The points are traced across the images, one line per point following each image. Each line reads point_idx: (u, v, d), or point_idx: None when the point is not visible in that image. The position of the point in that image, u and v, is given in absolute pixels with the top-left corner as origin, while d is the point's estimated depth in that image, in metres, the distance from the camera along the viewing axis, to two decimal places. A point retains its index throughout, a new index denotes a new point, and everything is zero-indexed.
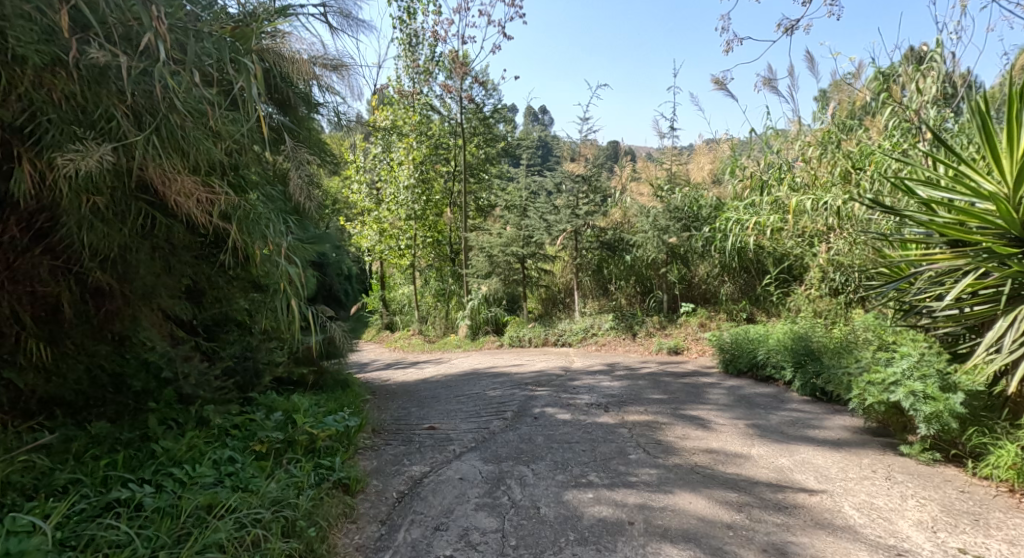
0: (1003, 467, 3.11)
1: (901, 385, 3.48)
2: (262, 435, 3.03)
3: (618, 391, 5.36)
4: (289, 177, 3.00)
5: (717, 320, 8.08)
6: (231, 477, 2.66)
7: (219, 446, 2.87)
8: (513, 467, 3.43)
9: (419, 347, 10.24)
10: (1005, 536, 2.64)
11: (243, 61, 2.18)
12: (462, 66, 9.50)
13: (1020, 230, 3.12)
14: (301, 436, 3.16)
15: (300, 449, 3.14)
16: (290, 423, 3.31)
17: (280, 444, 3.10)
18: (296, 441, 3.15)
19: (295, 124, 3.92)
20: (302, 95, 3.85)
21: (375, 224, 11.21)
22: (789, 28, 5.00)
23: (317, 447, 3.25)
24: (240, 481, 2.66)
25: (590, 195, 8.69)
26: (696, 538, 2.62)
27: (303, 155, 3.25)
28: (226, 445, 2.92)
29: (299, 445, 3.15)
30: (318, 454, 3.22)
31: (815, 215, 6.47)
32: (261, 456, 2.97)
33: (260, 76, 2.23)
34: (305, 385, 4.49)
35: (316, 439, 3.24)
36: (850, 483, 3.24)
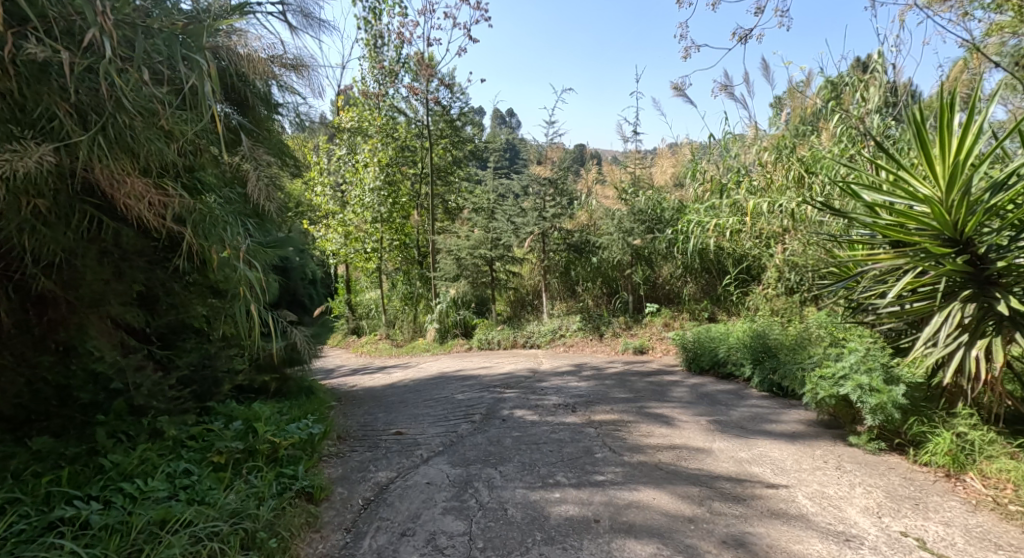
0: (942, 454, 3.30)
1: (849, 378, 3.66)
2: (220, 445, 2.94)
3: (585, 391, 5.44)
4: (247, 179, 2.93)
5: (680, 320, 8.27)
6: (186, 490, 2.58)
7: (173, 458, 2.78)
8: (481, 470, 3.44)
9: (386, 352, 10.13)
10: (942, 519, 2.81)
11: (196, 59, 2.10)
12: (428, 68, 9.44)
13: (952, 231, 3.32)
14: (263, 445, 3.09)
15: (262, 458, 3.06)
16: (251, 432, 3.23)
17: (240, 454, 3.02)
18: (257, 451, 3.07)
19: (253, 126, 3.83)
20: (261, 95, 3.77)
21: (340, 227, 11.06)
22: (743, 37, 5.20)
23: (280, 456, 3.18)
24: (196, 494, 2.58)
25: (557, 197, 8.78)
26: (660, 533, 2.69)
27: (260, 157, 3.18)
28: (181, 457, 2.82)
29: (260, 454, 3.07)
30: (280, 463, 3.15)
31: (771, 217, 6.72)
32: (219, 467, 2.88)
33: (214, 75, 2.14)
34: (266, 392, 4.39)
35: (278, 448, 3.17)
36: (803, 473, 3.38)
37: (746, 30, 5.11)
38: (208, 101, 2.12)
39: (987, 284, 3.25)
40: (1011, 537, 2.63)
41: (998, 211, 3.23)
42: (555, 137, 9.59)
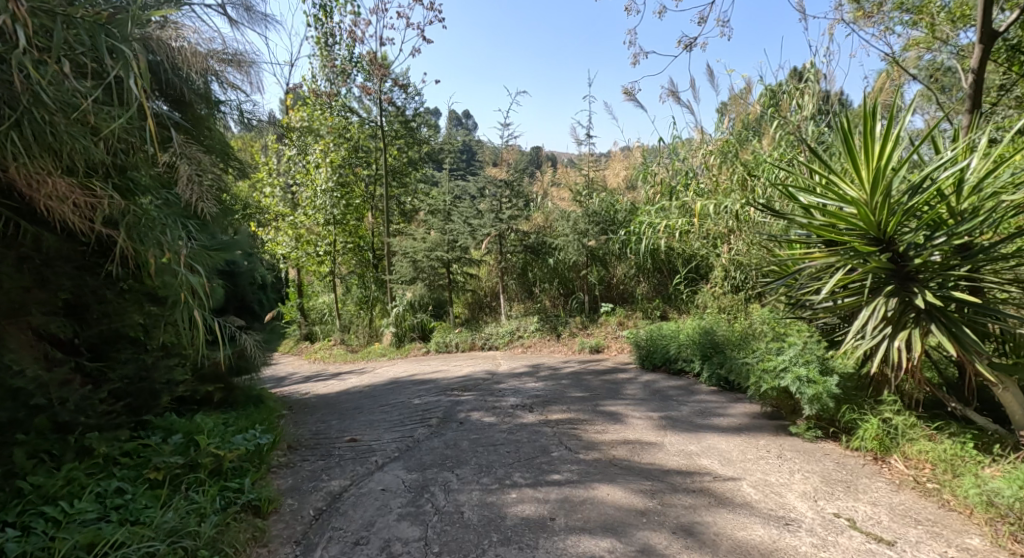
0: (870, 439, 3.53)
1: (789, 370, 3.88)
2: (158, 461, 2.81)
3: (542, 391, 5.50)
4: (178, 174, 2.86)
5: (634, 318, 8.45)
6: (119, 510, 2.47)
7: (104, 477, 2.64)
8: (437, 474, 3.43)
9: (341, 357, 9.88)
10: (870, 499, 3.01)
11: (121, 47, 1.97)
12: (381, 68, 9.29)
13: (877, 231, 3.54)
14: (206, 458, 2.96)
15: (204, 472, 2.94)
16: (192, 445, 3.09)
17: (180, 468, 2.89)
18: (200, 464, 2.95)
19: (193, 125, 3.68)
20: (201, 93, 3.65)
21: (291, 230, 10.74)
22: (690, 44, 5.39)
23: (224, 469, 3.06)
24: (130, 514, 2.46)
25: (513, 199, 8.81)
26: (613, 528, 2.75)
27: (197, 157, 3.05)
28: (113, 475, 2.69)
29: (203, 468, 2.95)
30: (224, 477, 3.04)
31: (717, 218, 6.97)
32: (156, 484, 2.75)
33: (143, 68, 2.00)
34: (210, 403, 4.20)
35: (222, 460, 3.05)
36: (747, 463, 3.54)
37: (692, 38, 5.31)
38: (133, 91, 1.94)
39: (907, 280, 3.50)
40: (929, 512, 2.85)
41: (915, 212, 3.47)
42: (511, 138, 9.62)
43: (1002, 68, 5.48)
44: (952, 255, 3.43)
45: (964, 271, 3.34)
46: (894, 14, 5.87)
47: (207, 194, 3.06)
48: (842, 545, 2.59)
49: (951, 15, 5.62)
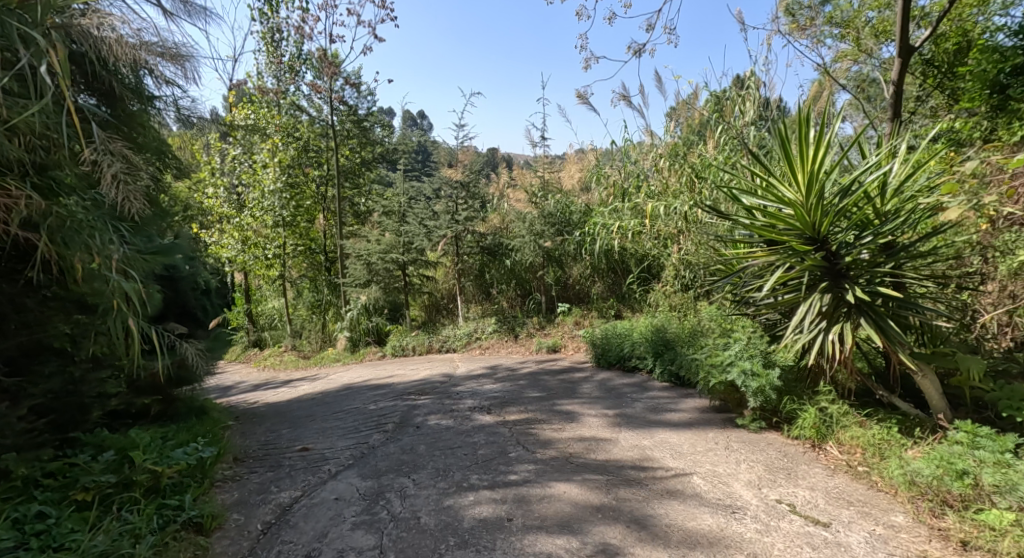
0: (809, 428, 3.73)
1: (734, 364, 4.07)
2: (86, 481, 2.68)
3: (499, 393, 5.53)
4: (100, 173, 2.72)
5: (590, 317, 8.60)
6: (40, 537, 2.35)
7: (24, 502, 2.50)
8: (393, 480, 3.40)
9: (292, 364, 9.56)
10: (808, 484, 3.19)
11: (34, 34, 2.00)
12: (331, 66, 9.07)
13: (812, 230, 3.72)
14: (141, 475, 2.83)
15: (140, 490, 2.81)
16: (126, 462, 2.95)
17: (112, 487, 2.76)
18: (134, 482, 2.82)
19: (123, 120, 3.51)
20: (132, 87, 3.49)
21: (237, 232, 10.29)
22: (639, 50, 5.55)
23: (162, 486, 2.93)
24: (52, 540, 2.35)
25: (469, 201, 8.77)
26: (569, 525, 2.81)
27: (126, 155, 2.91)
28: (35, 499, 2.55)
29: (138, 485, 2.82)
30: (163, 494, 2.91)
31: (668, 219, 7.18)
32: (84, 506, 2.62)
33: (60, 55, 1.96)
34: (147, 416, 3.99)
35: (160, 477, 2.92)
36: (697, 456, 3.69)
37: (640, 44, 5.47)
38: (47, 80, 1.96)
39: (839, 276, 3.71)
40: (860, 493, 3.05)
41: (845, 213, 3.68)
42: (466, 138, 9.57)
43: (918, 82, 5.94)
44: (877, 253, 3.67)
45: (888, 269, 3.58)
46: (824, 28, 6.28)
47: (138, 193, 2.87)
48: (783, 530, 2.73)
49: (874, 30, 6.04)
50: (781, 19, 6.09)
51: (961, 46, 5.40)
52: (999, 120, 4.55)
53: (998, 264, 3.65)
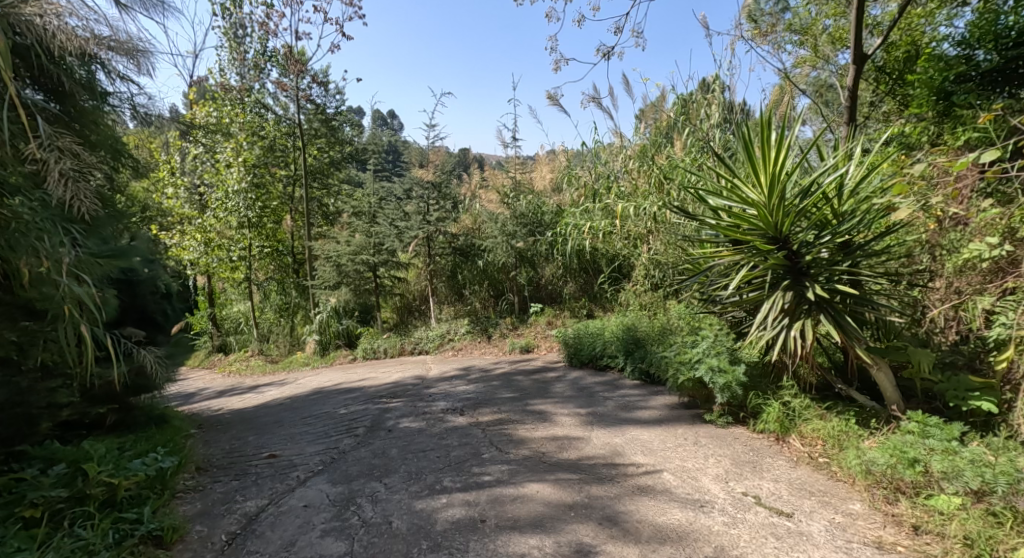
0: (773, 422, 3.85)
1: (702, 361, 4.16)
2: (34, 497, 2.57)
3: (472, 394, 5.52)
4: (47, 171, 2.62)
5: (562, 317, 8.66)
6: None
7: None
8: (364, 485, 3.36)
9: (259, 369, 9.31)
10: (772, 476, 3.30)
11: None
12: (297, 63, 8.88)
13: (774, 230, 3.81)
14: (95, 489, 2.73)
15: (94, 504, 2.72)
16: (79, 475, 2.84)
17: (64, 502, 2.66)
18: (88, 496, 2.72)
19: (75, 117, 3.40)
20: (84, 82, 3.37)
21: (199, 233, 9.86)
22: (607, 53, 5.63)
23: (118, 499, 2.83)
24: None
25: (440, 202, 8.71)
26: (542, 524, 2.83)
27: (76, 152, 2.82)
28: None
29: (92, 500, 2.72)
30: (119, 507, 2.82)
31: (638, 219, 7.29)
32: (32, 523, 2.52)
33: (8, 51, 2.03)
34: (102, 426, 3.90)
35: (116, 489, 2.82)
36: (667, 452, 3.76)
37: (608, 47, 5.55)
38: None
39: (800, 275, 3.82)
40: (821, 484, 3.17)
41: (806, 213, 3.80)
42: (437, 138, 9.48)
43: (872, 87, 6.20)
44: (835, 252, 3.81)
45: (846, 267, 3.71)
46: (784, 35, 6.51)
47: (90, 193, 2.79)
48: (749, 521, 2.81)
49: (831, 38, 6.29)
50: (743, 25, 6.31)
51: (910, 53, 5.65)
52: (946, 126, 4.79)
53: (946, 262, 3.85)
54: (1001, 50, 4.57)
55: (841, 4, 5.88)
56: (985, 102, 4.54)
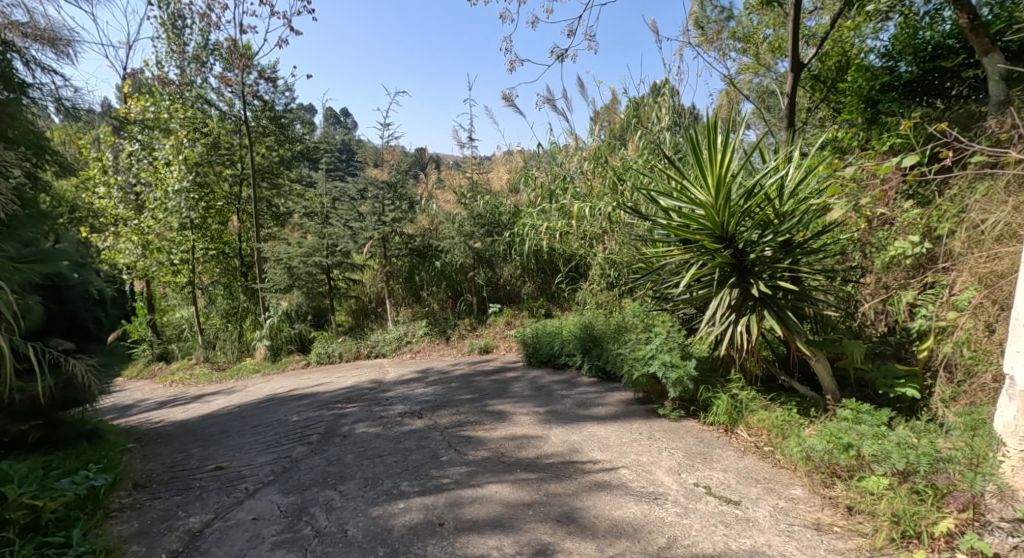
0: (722, 415, 4.00)
1: (656, 357, 4.28)
2: None
3: (431, 396, 5.48)
4: None
5: (521, 317, 8.70)
6: None
7: None
8: (318, 494, 3.28)
9: (205, 377, 8.90)
10: (722, 466, 3.43)
11: None
12: (243, 57, 8.56)
13: (721, 230, 3.90)
14: (17, 513, 2.57)
15: (15, 530, 2.56)
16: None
17: None
18: (8, 521, 2.56)
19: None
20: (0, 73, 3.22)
21: (136, 235, 9.23)
22: (561, 55, 5.70)
23: (43, 522, 2.68)
24: None
25: (396, 202, 8.58)
26: (501, 524, 2.85)
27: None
28: None
29: (14, 524, 2.56)
30: (45, 531, 2.67)
31: (593, 220, 7.42)
32: None
33: None
34: (24, 444, 3.68)
35: (40, 512, 2.67)
36: (623, 447, 3.85)
37: (561, 49, 5.64)
38: None
39: (745, 272, 3.96)
40: (766, 472, 3.32)
41: (750, 213, 3.94)
42: (391, 137, 9.32)
43: (809, 94, 6.54)
44: (777, 250, 3.96)
45: (787, 265, 3.89)
46: (728, 42, 6.80)
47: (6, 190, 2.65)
48: (700, 511, 2.92)
49: (770, 47, 6.64)
50: (691, 31, 6.53)
51: (841, 63, 5.99)
52: (874, 132, 5.13)
53: (874, 258, 4.20)
54: (919, 62, 4.94)
55: (779, 15, 6.19)
56: (907, 110, 4.89)
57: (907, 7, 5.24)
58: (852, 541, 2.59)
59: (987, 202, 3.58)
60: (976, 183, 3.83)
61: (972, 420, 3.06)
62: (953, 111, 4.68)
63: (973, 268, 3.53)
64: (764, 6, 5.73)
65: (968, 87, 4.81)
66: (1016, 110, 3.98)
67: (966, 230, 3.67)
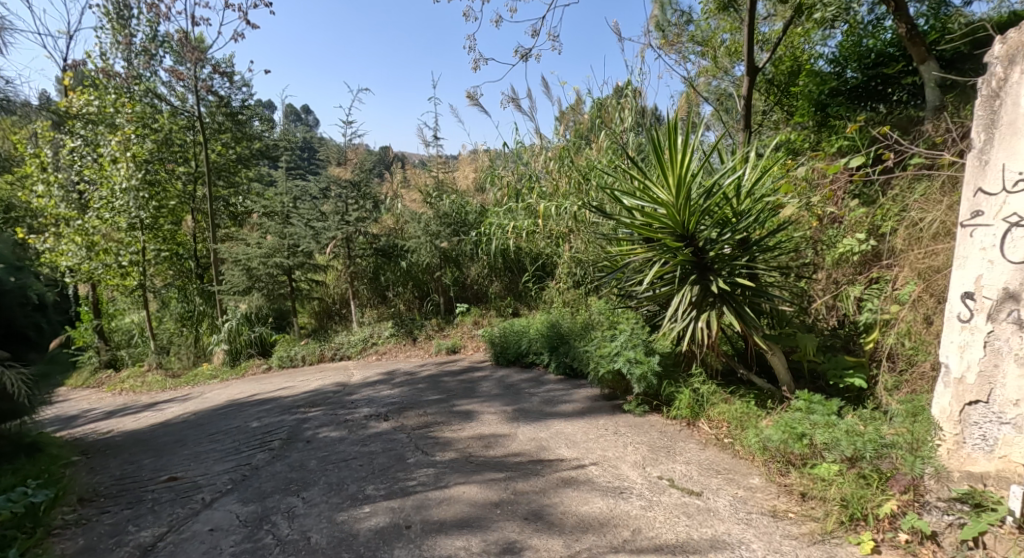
0: (684, 408, 4.09)
1: (620, 354, 4.34)
2: None
3: (397, 398, 5.41)
4: None
5: (488, 317, 8.68)
6: None
7: None
8: (279, 501, 3.20)
9: (158, 385, 8.53)
10: (685, 459, 3.51)
11: None
12: (195, 49, 8.24)
13: (682, 228, 3.96)
14: None
15: None
16: None
17: None
18: None
19: None
20: None
21: (80, 236, 8.79)
22: (525, 54, 5.72)
23: None
24: None
25: (360, 201, 8.43)
26: (468, 524, 2.84)
27: None
28: None
29: None
30: None
31: (559, 219, 7.48)
32: None
33: None
34: None
35: None
36: (589, 443, 3.89)
37: (527, 48, 5.63)
38: None
39: (705, 270, 4.04)
40: (727, 463, 3.42)
41: (709, 212, 4.01)
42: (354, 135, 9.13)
43: (764, 98, 6.76)
44: (735, 248, 4.06)
45: (744, 262, 4.00)
46: (688, 45, 6.97)
47: None
48: (664, 503, 2.98)
49: (727, 51, 6.86)
50: (652, 33, 6.67)
51: (793, 68, 6.23)
52: (824, 134, 5.33)
53: (825, 255, 4.38)
54: (863, 68, 5.17)
55: (736, 20, 6.38)
56: (853, 114, 5.12)
57: (852, 16, 5.52)
58: (805, 525, 2.70)
59: (925, 202, 3.78)
60: (916, 183, 4.04)
61: (913, 406, 3.22)
62: (894, 116, 4.93)
63: (913, 263, 3.70)
64: (721, 10, 5.88)
65: (908, 92, 5.09)
66: (950, 114, 4.18)
67: (906, 228, 3.87)
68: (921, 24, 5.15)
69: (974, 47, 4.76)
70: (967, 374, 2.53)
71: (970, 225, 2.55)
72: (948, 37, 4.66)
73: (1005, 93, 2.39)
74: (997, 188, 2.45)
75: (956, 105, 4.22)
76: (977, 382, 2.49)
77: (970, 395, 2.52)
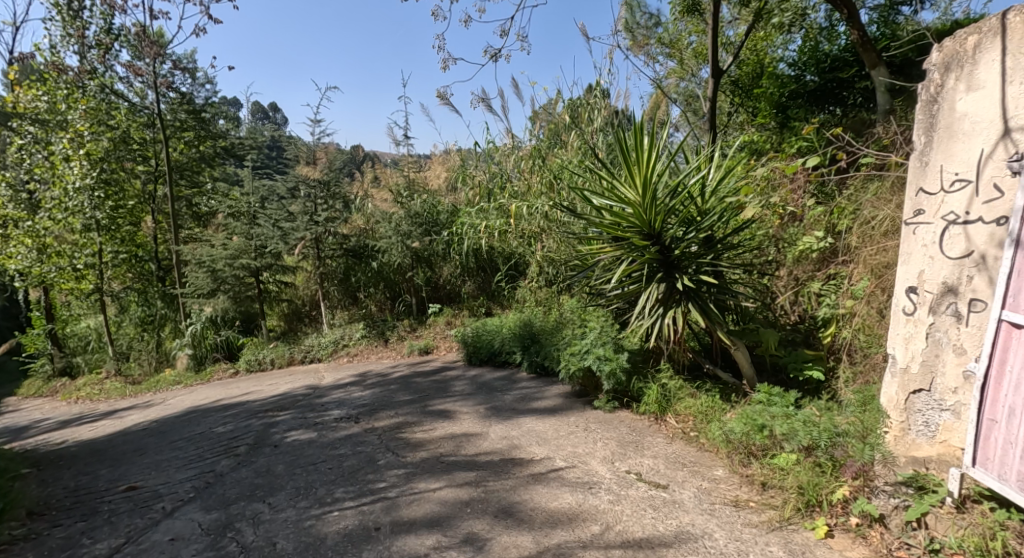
0: (653, 404, 4.17)
1: (591, 352, 4.43)
2: None
3: (368, 399, 5.36)
4: None
5: (461, 317, 8.65)
6: None
7: None
8: (244, 507, 3.14)
9: (117, 392, 8.23)
10: (653, 453, 3.59)
11: None
12: (154, 44, 7.96)
13: (648, 227, 4.02)
14: None
15: None
16: None
17: None
18: None
19: None
20: None
21: (30, 237, 8.45)
22: (495, 55, 5.71)
23: None
24: None
25: (329, 201, 8.27)
26: (438, 523, 2.85)
27: None
28: None
29: None
30: None
31: (530, 219, 7.50)
32: None
33: None
34: None
35: None
36: (559, 439, 3.93)
37: (496, 49, 5.62)
38: None
39: (672, 267, 4.11)
40: (693, 456, 3.51)
41: (674, 211, 4.08)
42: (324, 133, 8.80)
43: (729, 99, 6.91)
44: (701, 246, 4.13)
45: (708, 260, 4.08)
46: (656, 48, 7.12)
47: None
48: (631, 497, 3.04)
49: (694, 53, 7.04)
50: (621, 34, 6.76)
51: (757, 71, 6.44)
52: (785, 135, 5.49)
53: (786, 253, 4.52)
54: (820, 72, 5.38)
55: (701, 23, 6.54)
56: (811, 116, 5.32)
57: (809, 22, 5.72)
58: (765, 513, 2.80)
59: (877, 201, 3.99)
60: (868, 183, 4.23)
61: (865, 396, 3.38)
62: (848, 119, 5.14)
63: (867, 260, 3.89)
64: (687, 13, 5.99)
65: (862, 96, 5.33)
66: (898, 117, 4.38)
67: (860, 226, 4.06)
68: (873, 32, 5.38)
69: (920, 54, 5.00)
70: (912, 364, 2.65)
71: (913, 224, 2.68)
72: (897, 43, 4.89)
73: (942, 98, 2.52)
74: (936, 189, 2.59)
75: (904, 108, 4.42)
76: (921, 371, 2.62)
77: (914, 384, 2.65)
